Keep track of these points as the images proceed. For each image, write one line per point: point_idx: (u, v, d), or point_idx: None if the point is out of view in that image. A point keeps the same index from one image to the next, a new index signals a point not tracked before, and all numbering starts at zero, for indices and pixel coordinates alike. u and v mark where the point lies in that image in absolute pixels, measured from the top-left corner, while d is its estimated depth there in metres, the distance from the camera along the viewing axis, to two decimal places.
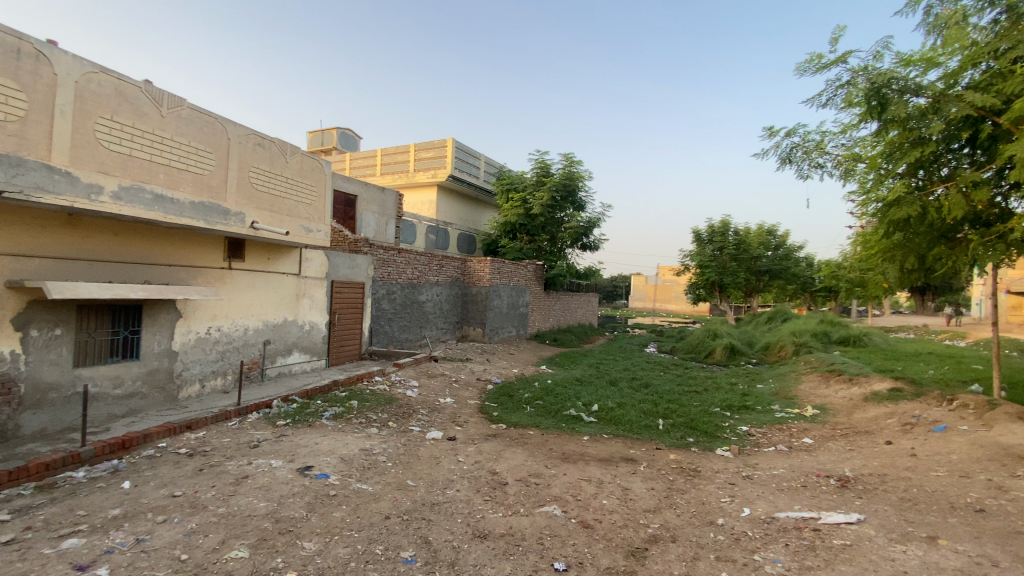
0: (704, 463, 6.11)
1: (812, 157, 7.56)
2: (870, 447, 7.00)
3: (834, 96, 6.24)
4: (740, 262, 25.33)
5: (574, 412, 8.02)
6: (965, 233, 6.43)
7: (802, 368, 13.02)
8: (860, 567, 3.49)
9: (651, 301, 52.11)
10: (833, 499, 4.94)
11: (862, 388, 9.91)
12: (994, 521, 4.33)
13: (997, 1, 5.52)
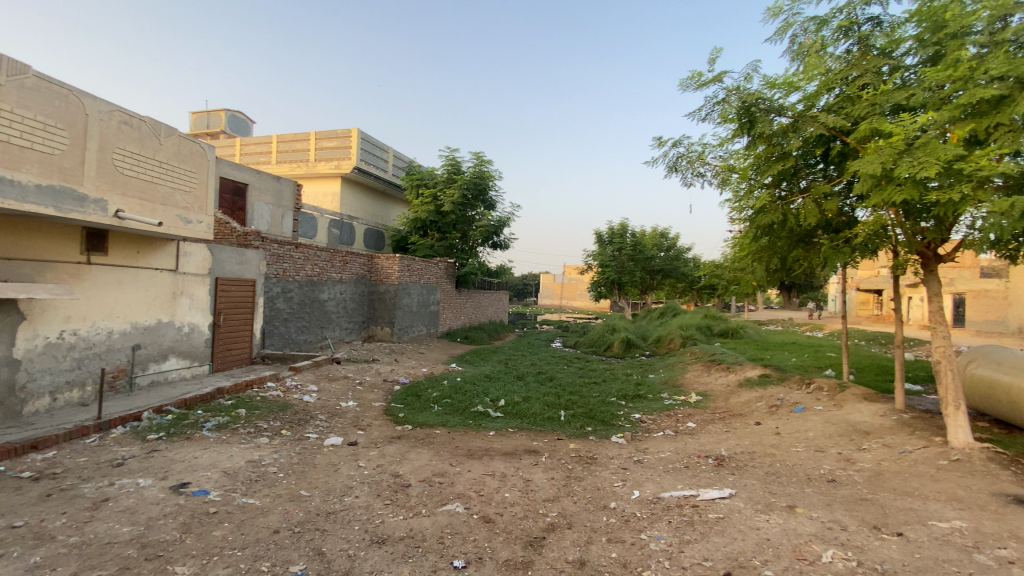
0: (601, 451, 6.47)
1: (695, 167, 8.27)
2: (743, 427, 7.85)
3: (711, 111, 6.87)
4: (637, 262, 27.24)
5: (481, 408, 8.07)
6: (818, 238, 7.38)
7: (689, 358, 14.25)
8: (730, 537, 3.88)
9: (559, 298, 54.03)
10: (710, 477, 5.47)
11: (737, 375, 11.09)
12: (836, 487, 5.05)
13: (849, 34, 6.42)
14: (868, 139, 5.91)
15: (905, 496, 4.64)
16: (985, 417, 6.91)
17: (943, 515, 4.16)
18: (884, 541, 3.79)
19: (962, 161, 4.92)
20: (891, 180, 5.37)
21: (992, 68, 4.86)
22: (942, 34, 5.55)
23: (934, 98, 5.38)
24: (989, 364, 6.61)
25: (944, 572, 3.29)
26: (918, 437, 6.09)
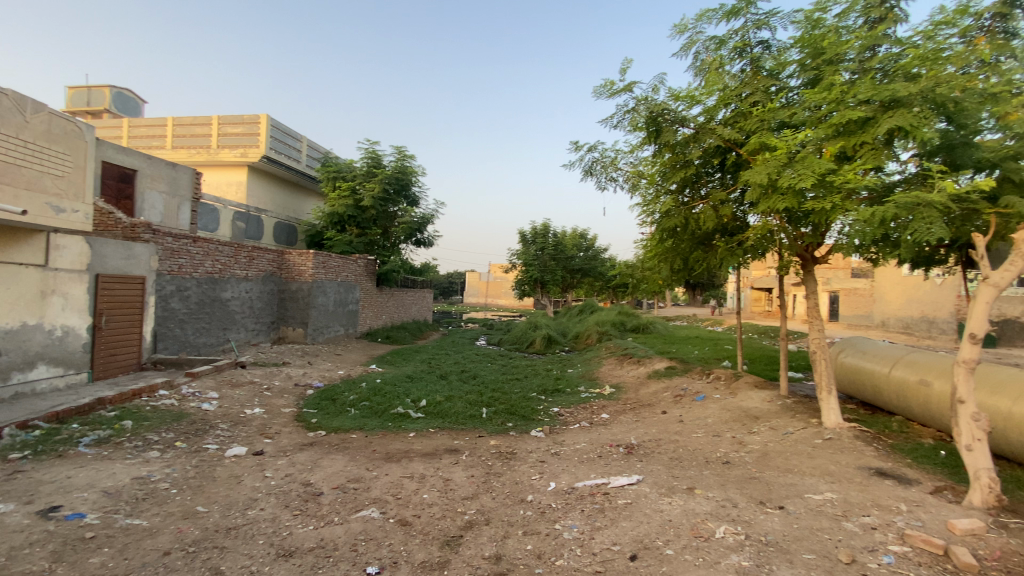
0: (520, 446, 6.60)
1: (608, 171, 8.67)
2: (651, 416, 8.37)
3: (622, 119, 7.23)
4: (558, 261, 28.08)
5: (401, 410, 7.90)
6: (716, 241, 8.04)
7: (605, 352, 14.93)
8: (636, 520, 4.13)
9: (484, 296, 54.21)
10: (620, 465, 5.78)
11: (647, 367, 11.82)
12: (730, 468, 5.54)
13: (743, 55, 7.04)
14: (758, 151, 6.53)
15: (786, 473, 5.19)
16: (852, 400, 7.91)
17: (817, 488, 4.71)
18: (768, 514, 4.22)
19: (833, 174, 5.58)
20: (776, 190, 5.99)
21: (858, 93, 5.54)
22: (820, 61, 6.24)
23: (812, 118, 6.06)
24: (856, 354, 7.57)
25: (815, 539, 3.73)
26: (799, 420, 6.84)
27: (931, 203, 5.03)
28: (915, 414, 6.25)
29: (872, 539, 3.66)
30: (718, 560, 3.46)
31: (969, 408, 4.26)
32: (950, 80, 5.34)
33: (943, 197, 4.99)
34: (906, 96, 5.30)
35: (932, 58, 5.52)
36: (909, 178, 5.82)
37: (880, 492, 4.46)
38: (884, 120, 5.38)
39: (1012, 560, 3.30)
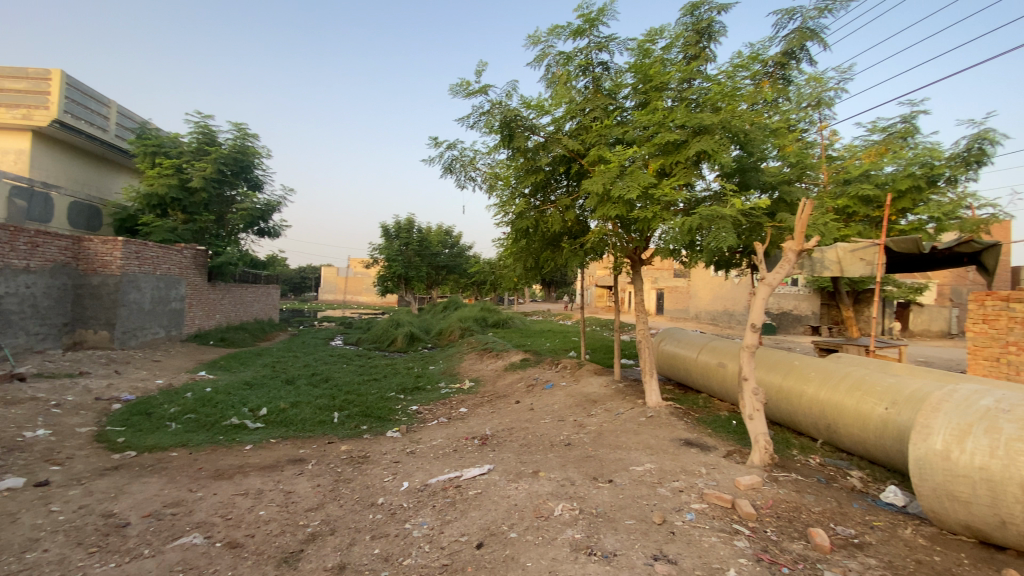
0: (373, 448, 6.40)
1: (466, 170, 8.82)
2: (506, 407, 8.77)
3: (477, 120, 7.42)
4: (422, 257, 27.71)
5: (236, 420, 7.09)
6: (564, 243, 8.70)
7: (465, 348, 15.17)
8: (485, 509, 4.30)
9: (342, 293, 51.16)
10: (474, 457, 5.96)
11: (504, 360, 12.33)
12: (572, 450, 6.06)
13: (587, 73, 7.70)
14: (597, 162, 7.24)
15: (617, 449, 5.85)
16: (670, 381, 9.19)
17: (640, 460, 5.39)
18: (601, 489, 4.72)
19: (655, 187, 6.43)
20: (610, 198, 6.72)
21: (675, 118, 6.42)
22: (649, 86, 7.10)
23: (640, 136, 6.89)
24: (673, 342, 8.80)
25: (637, 506, 4.27)
26: (629, 402, 7.75)
27: (725, 216, 6.07)
28: (715, 391, 7.49)
29: (680, 500, 4.31)
30: (556, 537, 3.76)
31: (750, 384, 5.22)
32: (741, 115, 6.48)
33: (734, 212, 6.06)
34: (709, 125, 6.30)
35: (730, 96, 6.63)
36: (713, 195, 6.93)
37: (687, 460, 5.26)
38: (693, 143, 6.33)
39: (777, 505, 4.13)
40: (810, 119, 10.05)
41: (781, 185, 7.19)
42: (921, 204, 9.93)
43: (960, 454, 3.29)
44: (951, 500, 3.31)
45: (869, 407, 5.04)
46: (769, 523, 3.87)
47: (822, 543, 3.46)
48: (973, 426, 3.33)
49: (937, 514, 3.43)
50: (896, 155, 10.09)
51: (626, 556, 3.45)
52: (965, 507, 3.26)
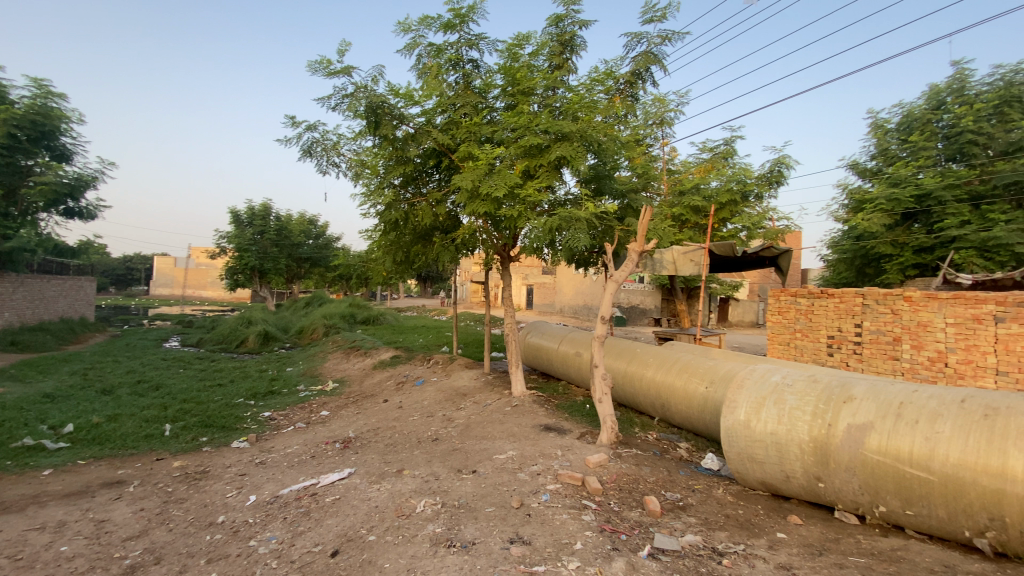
0: (215, 461, 5.72)
1: (329, 155, 8.28)
2: (372, 407, 8.46)
3: (340, 103, 7.03)
4: (281, 248, 25.27)
5: (27, 442, 5.79)
6: (433, 238, 8.71)
7: (329, 347, 14.27)
8: (343, 514, 4.13)
9: (181, 287, 44.51)
10: (334, 461, 5.67)
11: (372, 358, 11.87)
12: (438, 445, 6.08)
13: (457, 68, 7.72)
14: (466, 158, 7.34)
15: (482, 440, 6.01)
16: (535, 371, 9.69)
17: (503, 448, 5.61)
18: (464, 481, 4.82)
19: (520, 188, 6.71)
20: (478, 195, 6.88)
21: (539, 123, 6.75)
22: (516, 90, 7.36)
23: (508, 137, 7.13)
24: (537, 334, 9.29)
25: (497, 493, 4.44)
26: (496, 393, 8.00)
27: (581, 218, 6.56)
28: (573, 378, 8.09)
29: (537, 483, 4.58)
30: (416, 534, 3.75)
31: (601, 370, 5.72)
32: (597, 126, 7.02)
33: (588, 215, 6.58)
34: (570, 133, 6.74)
35: (589, 107, 7.14)
36: (573, 198, 7.44)
37: (546, 444, 5.61)
38: (554, 149, 6.72)
39: (620, 479, 4.60)
40: (654, 135, 11.33)
41: (631, 193, 7.98)
42: (736, 215, 11.81)
43: (757, 422, 3.97)
44: (750, 460, 4.00)
45: (694, 387, 5.86)
46: (613, 496, 4.30)
47: (654, 508, 3.92)
48: (767, 399, 4.04)
49: (741, 473, 4.12)
50: (719, 172, 11.86)
51: (485, 543, 3.57)
52: (761, 466, 3.96)
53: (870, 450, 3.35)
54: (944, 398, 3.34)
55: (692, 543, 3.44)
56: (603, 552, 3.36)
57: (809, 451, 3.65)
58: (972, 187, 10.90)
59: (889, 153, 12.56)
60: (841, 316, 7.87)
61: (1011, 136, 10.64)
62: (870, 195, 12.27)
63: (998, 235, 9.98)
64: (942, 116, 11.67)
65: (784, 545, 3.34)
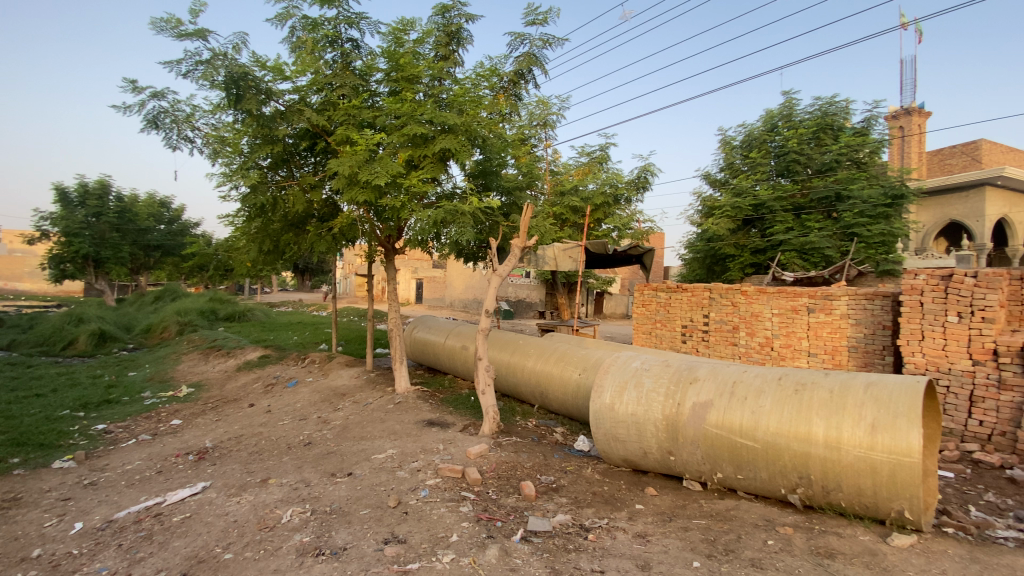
0: (27, 486, 4.76)
1: (181, 128, 7.27)
2: (235, 413, 7.66)
3: (193, 69, 6.22)
4: (123, 234, 21.70)
5: None
6: (307, 226, 8.18)
7: (184, 347, 12.60)
8: (193, 534, 3.72)
9: None
10: (186, 475, 5.04)
11: (237, 359, 10.73)
12: (311, 449, 5.70)
13: (335, 46, 7.24)
14: (344, 143, 6.94)
15: (360, 440, 5.76)
16: (420, 367, 9.52)
17: (382, 447, 5.43)
18: (338, 484, 4.58)
19: (403, 178, 6.51)
20: (357, 183, 6.55)
21: (424, 112, 6.60)
22: (400, 76, 7.10)
23: (390, 124, 6.87)
24: (424, 329, 9.10)
25: (373, 494, 4.29)
26: (377, 390, 7.72)
27: (466, 213, 6.53)
28: (459, 372, 8.10)
29: (416, 480, 4.51)
30: (280, 546, 3.49)
31: (484, 363, 5.78)
32: (482, 121, 7.03)
33: (473, 210, 6.58)
34: (455, 125, 6.67)
35: (475, 101, 7.13)
36: (458, 191, 7.40)
37: (428, 439, 5.54)
38: (439, 140, 6.61)
39: (499, 468, 4.71)
40: (538, 135, 11.73)
41: (516, 190, 8.16)
42: (610, 216, 12.74)
43: (620, 405, 4.32)
44: (614, 440, 4.34)
45: (570, 374, 6.21)
46: (491, 485, 4.38)
47: (529, 492, 4.07)
48: (629, 383, 4.42)
49: (607, 452, 4.46)
50: (596, 175, 12.68)
51: (357, 547, 3.43)
52: (622, 444, 4.33)
53: (711, 424, 3.82)
54: (767, 376, 3.92)
55: (562, 523, 3.64)
56: (477, 541, 3.41)
57: (662, 429, 4.07)
58: (794, 200, 13.02)
59: (734, 166, 14.43)
60: (693, 307, 8.91)
61: (823, 158, 12.85)
62: (719, 203, 13.99)
63: (813, 240, 12.11)
64: (774, 138, 13.67)
65: (641, 516, 3.68)
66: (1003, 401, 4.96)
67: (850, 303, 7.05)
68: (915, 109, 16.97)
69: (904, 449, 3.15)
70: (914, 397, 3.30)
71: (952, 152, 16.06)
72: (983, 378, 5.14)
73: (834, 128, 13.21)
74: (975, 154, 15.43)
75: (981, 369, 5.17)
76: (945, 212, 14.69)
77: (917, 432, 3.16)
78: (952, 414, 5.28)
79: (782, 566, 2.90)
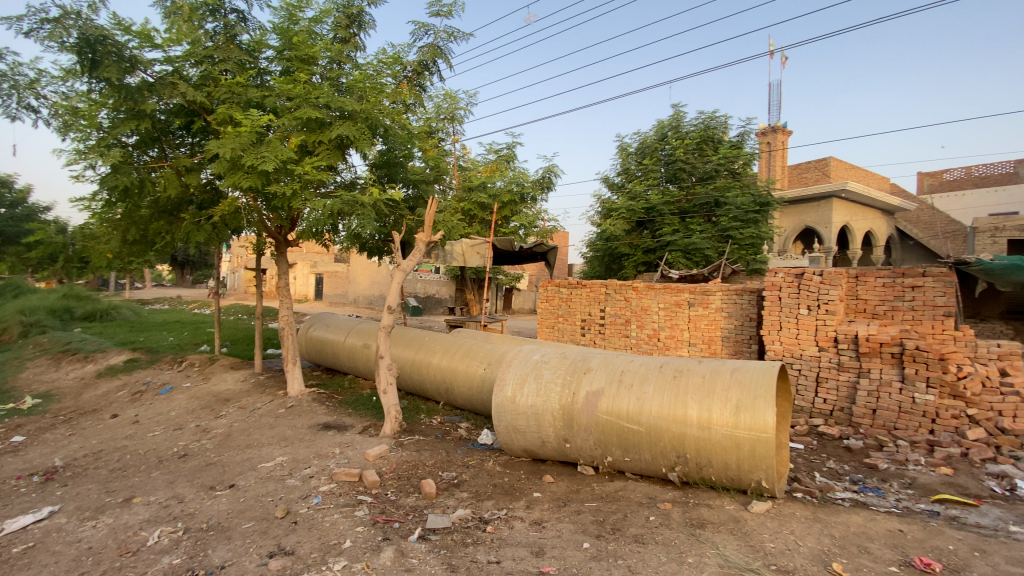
0: None
1: (19, 95, 6.15)
2: (94, 425, 6.68)
3: (35, 27, 5.30)
4: None
5: None
6: (183, 213, 7.37)
7: (27, 352, 10.71)
8: (36, 567, 3.25)
9: None
10: (27, 501, 4.32)
11: (98, 364, 9.34)
12: (187, 461, 5.13)
13: (216, 15, 6.56)
14: (227, 123, 6.33)
15: (245, 449, 5.29)
16: (318, 367, 8.98)
17: (271, 455, 5.03)
18: (217, 498, 4.16)
19: (295, 164, 6.08)
20: (241, 167, 6.01)
21: (319, 96, 6.20)
22: (293, 55, 6.57)
23: (281, 106, 6.37)
24: (321, 327, 8.58)
25: (258, 505, 3.97)
26: (268, 394, 7.14)
27: (366, 204, 6.25)
28: (359, 371, 7.77)
29: (307, 487, 4.24)
30: (146, 570, 3.13)
31: (386, 361, 5.59)
32: (384, 109, 6.75)
33: (373, 201, 6.30)
34: (354, 111, 6.34)
35: (377, 88, 6.81)
36: (358, 181, 7.07)
37: (323, 443, 5.24)
38: (335, 126, 6.25)
39: (399, 467, 4.59)
40: (445, 130, 11.58)
41: (422, 182, 7.94)
42: (516, 214, 12.96)
43: (520, 396, 4.41)
44: (515, 431, 4.43)
45: (474, 369, 6.23)
46: (390, 486, 4.25)
47: (430, 491, 4.00)
48: (528, 375, 4.53)
49: (508, 443, 4.54)
50: (503, 173, 12.81)
51: (237, 564, 3.16)
52: (522, 436, 4.43)
53: (602, 411, 4.04)
54: (651, 364, 4.22)
55: (461, 518, 3.63)
56: (372, 545, 3.29)
57: (558, 418, 4.22)
58: (680, 204, 14.17)
59: (630, 171, 15.37)
60: (591, 302, 9.37)
61: (705, 167, 14.14)
62: (616, 205, 14.85)
63: (695, 241, 13.35)
64: (664, 147, 14.80)
65: (538, 503, 3.79)
66: (840, 381, 5.83)
67: (723, 299, 7.88)
68: (779, 128, 19.29)
69: (761, 426, 3.56)
70: (770, 380, 3.74)
71: (807, 167, 18.49)
72: (826, 362, 6.00)
73: (714, 140, 14.58)
74: (824, 170, 17.90)
75: (825, 354, 6.02)
76: (801, 219, 16.92)
77: (772, 410, 3.59)
78: (803, 394, 6.10)
79: (662, 539, 3.15)
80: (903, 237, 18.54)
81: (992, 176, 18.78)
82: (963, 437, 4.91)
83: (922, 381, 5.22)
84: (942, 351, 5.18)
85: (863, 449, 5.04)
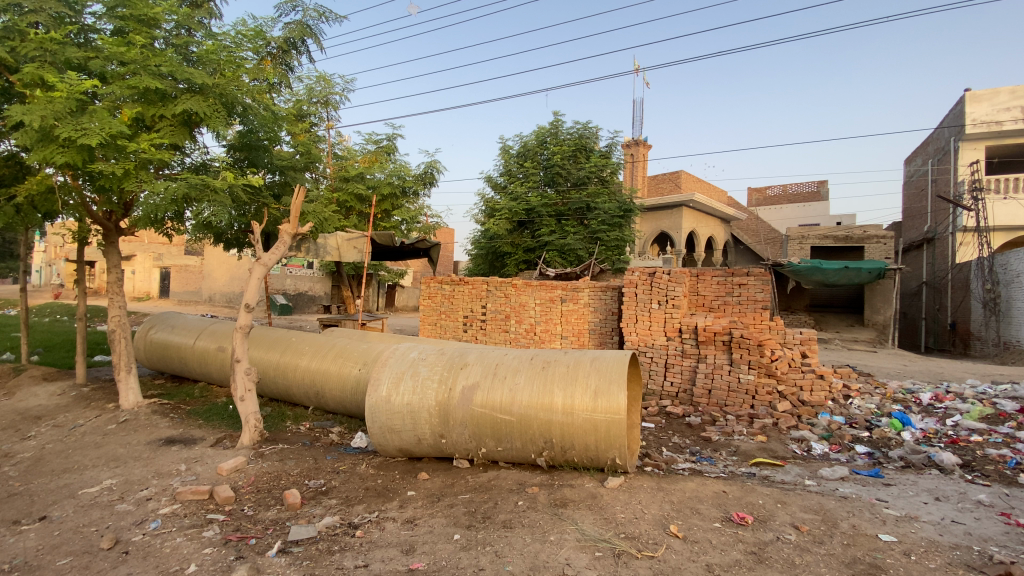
0: None
1: None
2: None
3: None
4: None
5: None
6: None
7: None
8: None
9: None
10: None
11: None
12: None
13: None
14: (37, 86, 5.28)
15: (63, 474, 4.45)
16: (161, 375, 7.89)
17: (97, 479, 4.29)
18: (21, 535, 3.45)
19: (127, 139, 5.24)
20: (55, 139, 5.05)
21: (162, 64, 5.39)
22: (126, 12, 5.58)
23: (111, 71, 5.43)
24: (165, 328, 7.53)
25: (77, 538, 3.37)
26: (93, 409, 6.07)
27: (221, 189, 5.62)
28: (211, 377, 6.95)
29: (144, 511, 3.70)
30: None
31: (244, 365, 5.06)
32: (244, 86, 6.06)
33: (228, 186, 5.69)
34: (204, 85, 5.61)
35: (235, 62, 6.11)
36: (210, 163, 6.33)
37: (164, 461, 4.60)
38: (181, 101, 5.50)
39: (258, 480, 4.20)
40: (317, 115, 10.86)
41: (290, 169, 7.38)
42: (397, 208, 12.60)
43: (396, 395, 4.32)
44: (390, 432, 4.31)
45: (347, 369, 5.94)
46: (247, 500, 3.87)
47: (294, 501, 3.71)
48: (405, 373, 4.45)
49: (382, 444, 4.40)
50: (383, 165, 12.37)
51: None
52: (398, 436, 4.32)
53: (477, 405, 4.12)
54: (522, 357, 4.40)
55: (328, 525, 3.44)
56: (222, 566, 2.98)
57: (433, 414, 4.21)
58: (557, 206, 14.97)
59: (511, 173, 15.82)
60: (472, 299, 9.49)
61: (579, 173, 14.95)
62: (498, 205, 15.28)
63: (570, 242, 14.32)
64: (543, 151, 15.44)
65: (411, 502, 3.75)
66: (683, 366, 6.63)
67: (591, 295, 8.49)
68: (641, 141, 21.20)
69: (615, 408, 3.89)
70: (623, 366, 4.13)
71: (663, 179, 20.71)
72: (673, 349, 6.77)
73: (587, 148, 15.45)
74: (676, 182, 20.19)
75: (672, 342, 6.79)
76: (659, 224, 18.85)
77: (624, 394, 3.96)
78: (655, 379, 6.82)
79: (527, 522, 3.31)
80: (737, 242, 21.60)
81: (801, 194, 22.77)
82: (775, 409, 5.88)
83: (745, 363, 6.14)
84: (760, 338, 6.13)
85: (701, 424, 5.81)
